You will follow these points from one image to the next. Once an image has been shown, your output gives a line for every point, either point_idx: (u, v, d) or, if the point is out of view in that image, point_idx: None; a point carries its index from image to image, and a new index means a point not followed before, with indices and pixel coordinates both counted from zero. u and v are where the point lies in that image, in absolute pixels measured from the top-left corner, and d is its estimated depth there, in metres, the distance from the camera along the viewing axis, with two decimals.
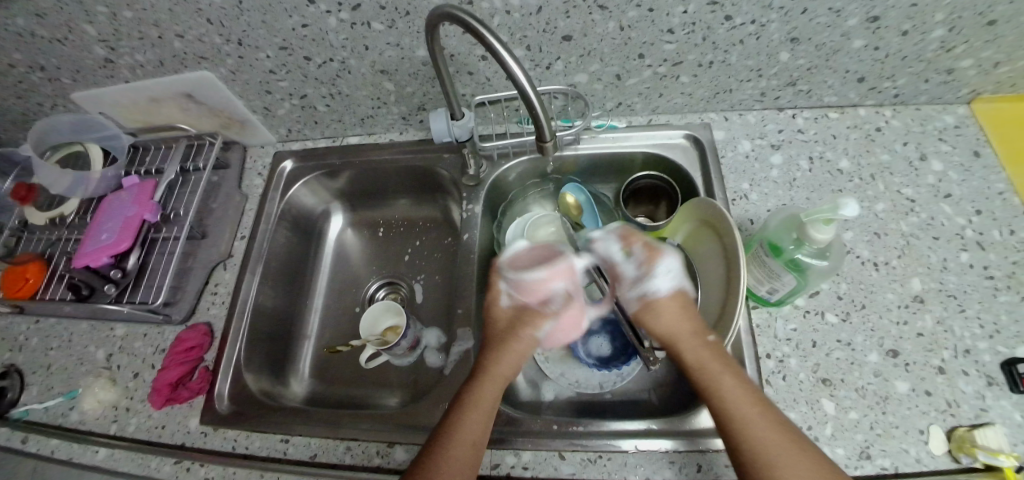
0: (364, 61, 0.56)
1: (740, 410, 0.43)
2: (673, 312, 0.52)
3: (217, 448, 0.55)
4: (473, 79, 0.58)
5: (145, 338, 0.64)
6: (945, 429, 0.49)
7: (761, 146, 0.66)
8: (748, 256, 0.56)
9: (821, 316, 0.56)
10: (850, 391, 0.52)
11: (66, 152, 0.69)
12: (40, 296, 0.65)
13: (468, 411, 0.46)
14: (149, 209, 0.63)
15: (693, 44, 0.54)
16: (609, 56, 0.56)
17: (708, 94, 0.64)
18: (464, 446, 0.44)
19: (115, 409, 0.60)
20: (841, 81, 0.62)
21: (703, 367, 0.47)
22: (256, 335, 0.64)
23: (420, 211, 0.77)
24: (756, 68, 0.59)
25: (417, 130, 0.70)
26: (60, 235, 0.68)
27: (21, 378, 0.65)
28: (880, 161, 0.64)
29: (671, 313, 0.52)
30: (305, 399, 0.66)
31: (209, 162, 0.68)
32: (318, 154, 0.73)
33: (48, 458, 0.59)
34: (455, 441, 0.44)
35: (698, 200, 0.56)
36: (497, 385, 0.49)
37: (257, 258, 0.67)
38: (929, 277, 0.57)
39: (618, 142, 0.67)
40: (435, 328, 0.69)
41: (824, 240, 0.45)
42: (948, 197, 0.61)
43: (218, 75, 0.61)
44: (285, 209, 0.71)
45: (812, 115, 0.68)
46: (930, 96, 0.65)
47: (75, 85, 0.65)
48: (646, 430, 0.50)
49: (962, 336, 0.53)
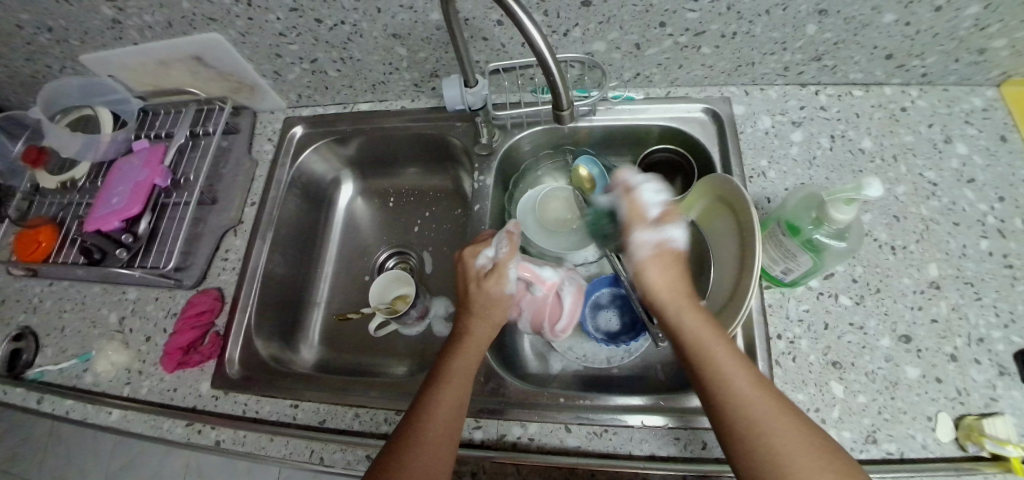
0: (376, 24, 0.54)
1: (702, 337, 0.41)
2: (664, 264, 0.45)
3: (227, 411, 0.56)
4: (487, 45, 0.57)
5: (157, 302, 0.65)
6: (953, 416, 0.48)
7: (782, 123, 0.64)
8: (764, 234, 0.54)
9: (834, 299, 0.55)
10: (860, 375, 0.51)
11: (75, 117, 0.68)
12: (52, 259, 0.65)
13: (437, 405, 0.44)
14: (160, 173, 0.62)
15: (717, 14, 0.52)
16: (629, 24, 0.54)
17: (730, 67, 0.62)
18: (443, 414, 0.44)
19: (127, 371, 0.61)
20: (868, 57, 0.60)
21: (698, 342, 0.41)
22: (267, 300, 0.64)
23: (430, 181, 0.76)
24: (781, 40, 0.57)
25: (429, 97, 0.69)
26: (72, 199, 0.68)
27: (36, 340, 0.67)
28: (903, 142, 0.62)
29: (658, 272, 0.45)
30: (314, 366, 0.66)
31: (219, 126, 0.68)
32: (329, 121, 0.72)
33: (63, 417, 0.60)
34: (440, 410, 0.44)
35: (715, 177, 0.56)
36: (462, 381, 0.46)
37: (267, 224, 0.67)
38: (947, 263, 0.55)
39: (634, 114, 0.65)
40: (444, 298, 0.69)
41: (845, 221, 0.43)
42: (972, 182, 0.59)
43: (227, 37, 0.60)
44: (295, 176, 0.71)
45: (835, 93, 0.66)
46: (960, 76, 0.62)
47: (84, 47, 0.64)
48: (650, 404, 0.50)
49: (977, 324, 0.52)
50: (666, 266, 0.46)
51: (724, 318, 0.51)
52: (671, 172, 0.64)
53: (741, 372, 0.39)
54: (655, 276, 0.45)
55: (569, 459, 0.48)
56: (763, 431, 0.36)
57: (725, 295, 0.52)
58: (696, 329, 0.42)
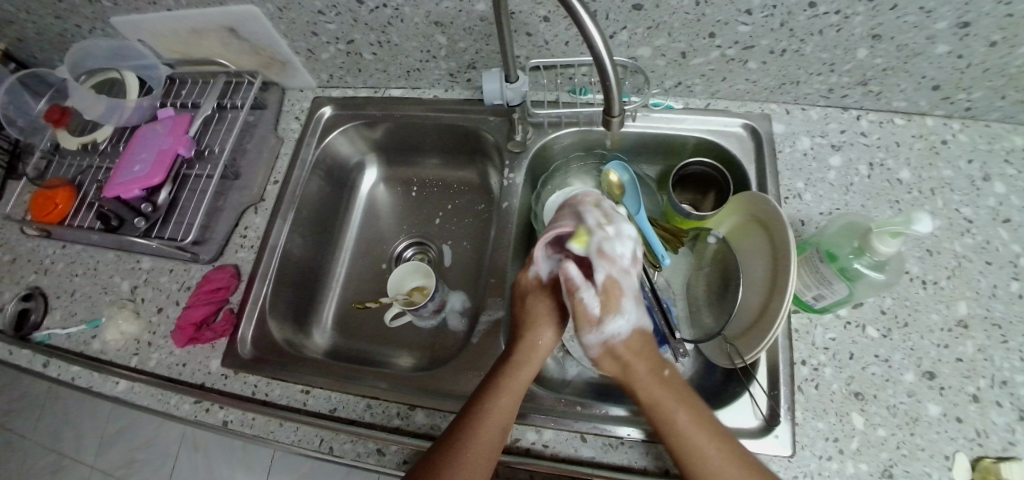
0: (419, 10, 0.53)
1: (656, 393, 0.41)
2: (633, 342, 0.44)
3: (237, 391, 0.55)
4: (530, 41, 0.56)
5: (171, 274, 0.64)
6: (971, 457, 0.48)
7: (821, 145, 0.62)
8: (799, 258, 0.53)
9: (862, 329, 0.54)
10: (882, 408, 0.51)
11: (100, 78, 0.68)
12: (68, 222, 0.65)
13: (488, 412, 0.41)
14: (183, 144, 0.61)
15: (770, 29, 0.51)
16: (678, 31, 0.53)
17: (774, 84, 0.61)
18: (498, 439, 0.41)
19: (136, 342, 0.60)
20: (915, 86, 0.58)
21: (657, 401, 0.41)
22: (283, 281, 0.64)
23: (454, 173, 0.75)
24: (830, 61, 0.56)
25: (463, 88, 0.67)
26: (92, 162, 0.67)
27: (46, 302, 0.66)
28: (941, 176, 0.61)
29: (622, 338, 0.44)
30: (325, 351, 0.65)
31: (247, 100, 0.66)
32: (358, 103, 0.70)
33: (69, 382, 0.59)
34: (490, 418, 0.41)
35: (752, 195, 0.55)
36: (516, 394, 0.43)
37: (289, 203, 0.66)
38: (977, 303, 0.54)
39: (671, 123, 0.64)
40: (460, 293, 0.68)
41: (888, 253, 0.43)
42: (1007, 222, 0.58)
43: (264, 11, 0.58)
44: (320, 156, 0.70)
45: (877, 119, 0.64)
46: (1004, 113, 0.61)
47: (116, 9, 0.63)
48: (643, 419, 0.50)
49: (1001, 367, 0.51)
50: (624, 346, 0.44)
51: (749, 338, 0.50)
52: (704, 185, 0.62)
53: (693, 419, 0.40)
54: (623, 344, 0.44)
55: (584, 470, 0.47)
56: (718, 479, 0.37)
57: (751, 316, 0.51)
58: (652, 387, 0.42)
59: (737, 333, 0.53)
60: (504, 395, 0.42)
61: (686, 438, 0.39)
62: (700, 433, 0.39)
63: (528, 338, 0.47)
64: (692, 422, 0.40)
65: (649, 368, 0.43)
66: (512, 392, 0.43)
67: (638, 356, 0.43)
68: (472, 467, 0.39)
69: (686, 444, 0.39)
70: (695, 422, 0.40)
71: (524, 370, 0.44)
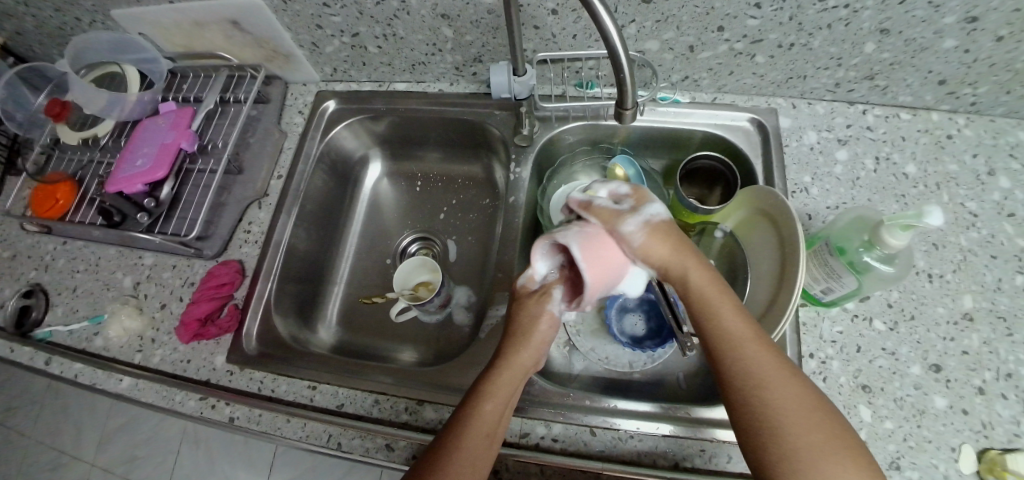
0: (426, 3, 0.52)
1: (703, 291, 0.40)
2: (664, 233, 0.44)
3: (242, 387, 0.55)
4: (538, 34, 0.55)
5: (174, 270, 0.63)
6: (976, 449, 0.48)
7: (828, 139, 0.62)
8: (808, 252, 0.53)
9: (869, 323, 0.54)
10: (889, 400, 0.51)
11: (101, 72, 0.67)
12: (69, 218, 0.64)
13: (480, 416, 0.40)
14: (186, 137, 0.61)
15: (779, 22, 0.51)
16: (687, 25, 0.53)
17: (781, 78, 0.61)
18: (484, 447, 0.39)
19: (140, 338, 0.60)
20: (922, 81, 0.58)
21: (703, 297, 0.40)
22: (288, 276, 0.63)
23: (458, 168, 0.75)
24: (838, 55, 0.56)
25: (468, 82, 0.67)
26: (93, 157, 0.67)
27: (47, 299, 0.65)
28: (946, 170, 0.61)
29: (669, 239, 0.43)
30: (330, 346, 0.65)
31: (250, 94, 0.66)
32: (361, 98, 0.70)
33: (72, 379, 0.59)
34: (479, 424, 0.40)
35: (760, 190, 0.54)
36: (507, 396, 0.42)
37: (293, 198, 0.65)
38: (982, 296, 0.54)
39: (678, 117, 0.63)
40: (466, 287, 0.68)
41: (898, 246, 0.43)
42: (1011, 216, 0.58)
43: (267, 4, 0.58)
44: (323, 151, 0.69)
45: (882, 113, 0.64)
46: (1009, 108, 0.61)
47: (117, 2, 0.62)
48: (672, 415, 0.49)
49: (1006, 360, 0.51)
50: (663, 239, 0.43)
51: None
52: (710, 179, 0.62)
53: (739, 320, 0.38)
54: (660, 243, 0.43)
55: (594, 463, 0.47)
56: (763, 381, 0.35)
57: (758, 312, 0.51)
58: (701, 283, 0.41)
59: None
60: (491, 401, 0.41)
61: (733, 334, 0.37)
62: (755, 340, 0.37)
63: (517, 340, 0.45)
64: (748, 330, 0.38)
65: (698, 266, 0.42)
66: (502, 395, 0.42)
67: (683, 253, 0.42)
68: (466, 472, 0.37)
69: (733, 339, 0.37)
70: (745, 329, 0.38)
71: (512, 375, 0.43)
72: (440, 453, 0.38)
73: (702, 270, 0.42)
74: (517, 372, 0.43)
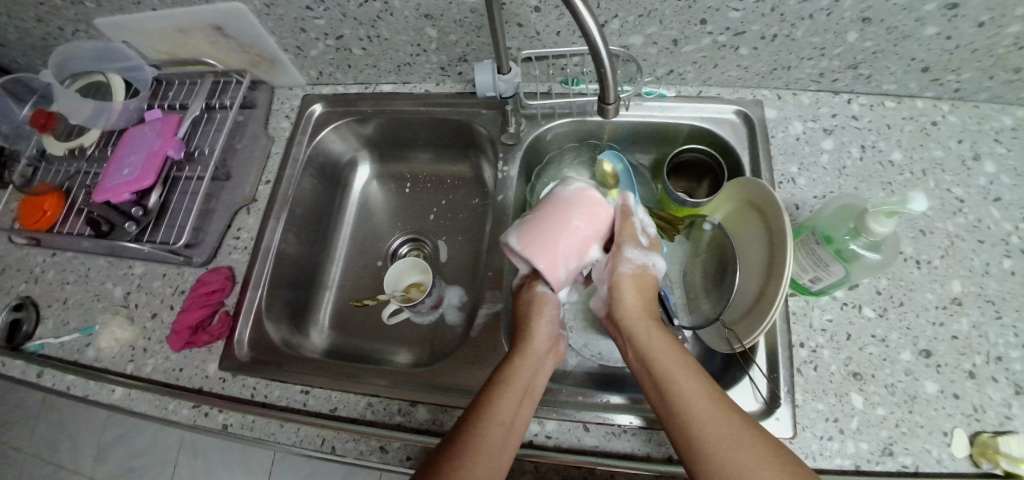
0: (409, 3, 0.52)
1: (651, 350, 0.43)
2: (642, 287, 0.48)
3: (235, 394, 0.55)
4: (521, 32, 0.55)
5: (164, 278, 0.63)
6: (969, 432, 0.48)
7: (813, 129, 0.63)
8: (795, 241, 0.53)
9: (858, 310, 0.55)
10: (880, 387, 0.51)
11: (87, 82, 0.67)
12: (58, 229, 0.64)
13: (505, 397, 0.42)
14: (173, 145, 0.60)
15: (761, 14, 0.51)
16: (670, 19, 0.53)
17: (765, 69, 0.61)
18: (505, 434, 0.39)
19: (132, 348, 0.60)
20: (905, 68, 0.59)
21: (653, 357, 0.43)
22: (279, 282, 0.63)
23: (447, 169, 0.75)
24: (821, 45, 0.56)
25: (455, 82, 0.67)
26: (80, 167, 0.66)
27: (38, 311, 0.65)
28: (932, 156, 0.61)
29: (626, 294, 0.47)
30: (324, 351, 0.65)
31: (236, 100, 0.66)
32: (349, 100, 0.70)
33: (64, 391, 0.58)
34: (503, 408, 0.41)
35: (746, 181, 0.55)
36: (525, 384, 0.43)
37: (282, 203, 0.65)
38: (970, 281, 0.55)
39: (664, 111, 0.64)
40: (458, 287, 0.68)
41: (884, 233, 0.43)
42: (997, 200, 0.58)
43: (250, 8, 0.57)
44: (312, 155, 0.69)
45: (867, 102, 0.65)
46: (992, 94, 0.61)
47: (99, 10, 0.62)
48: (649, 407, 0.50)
49: (996, 343, 0.52)
50: (631, 293, 0.47)
51: (747, 323, 0.51)
52: (698, 173, 0.62)
53: (687, 374, 0.40)
54: (628, 297, 0.47)
55: (587, 459, 0.47)
56: (708, 442, 0.36)
57: (748, 302, 0.52)
58: (651, 343, 0.44)
59: (734, 318, 0.53)
60: (507, 391, 0.42)
61: (680, 393, 0.39)
62: (701, 397, 0.38)
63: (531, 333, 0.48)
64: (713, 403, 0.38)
65: (650, 327, 0.45)
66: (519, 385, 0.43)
67: (646, 302, 0.47)
68: (487, 457, 0.38)
69: (680, 399, 0.39)
70: (695, 384, 0.40)
71: (527, 365, 0.45)
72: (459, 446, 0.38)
73: (653, 332, 0.45)
74: (533, 363, 0.46)
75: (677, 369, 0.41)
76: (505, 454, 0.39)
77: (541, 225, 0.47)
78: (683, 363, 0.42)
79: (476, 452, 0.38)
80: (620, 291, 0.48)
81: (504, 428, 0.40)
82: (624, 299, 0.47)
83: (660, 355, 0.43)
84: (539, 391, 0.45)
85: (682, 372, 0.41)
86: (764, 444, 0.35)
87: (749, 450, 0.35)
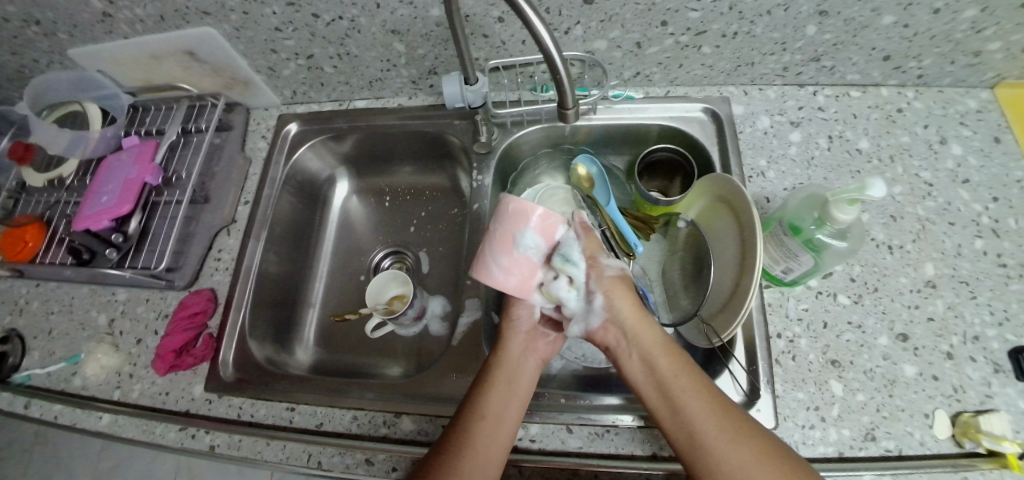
0: (375, 19, 0.53)
1: (652, 354, 0.44)
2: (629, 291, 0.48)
3: (222, 414, 0.55)
4: (487, 43, 0.56)
5: (148, 303, 0.63)
6: (950, 414, 0.49)
7: (781, 123, 0.64)
8: (765, 234, 0.54)
9: (833, 298, 0.56)
10: (859, 373, 0.52)
11: (61, 112, 0.67)
12: (40, 259, 0.64)
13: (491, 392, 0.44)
14: (150, 171, 0.61)
15: (719, 13, 0.52)
16: (630, 22, 0.54)
17: (729, 66, 0.62)
18: (497, 431, 0.42)
19: (118, 374, 0.60)
20: (866, 58, 0.60)
21: (656, 361, 0.44)
22: (261, 301, 0.63)
23: (426, 180, 0.75)
24: (781, 40, 0.57)
25: (427, 95, 0.68)
26: (60, 197, 0.67)
27: (22, 343, 0.65)
28: (899, 143, 0.62)
29: (620, 297, 0.47)
30: (310, 367, 0.65)
31: (211, 123, 0.66)
32: (325, 118, 0.71)
33: (51, 421, 0.58)
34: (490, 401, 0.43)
35: (716, 177, 0.56)
36: (511, 377, 0.46)
37: (262, 224, 0.66)
38: (943, 263, 0.56)
39: (633, 113, 0.65)
40: (441, 297, 0.68)
41: (847, 220, 0.44)
42: (966, 182, 0.59)
43: (221, 32, 0.58)
44: (290, 173, 0.70)
45: (833, 93, 0.66)
46: (954, 78, 0.63)
47: (72, 41, 0.63)
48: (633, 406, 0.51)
49: (972, 323, 0.53)
50: (624, 296, 0.47)
51: (725, 317, 0.51)
52: (670, 171, 0.64)
53: (689, 378, 0.42)
54: (622, 300, 0.47)
55: (571, 460, 0.48)
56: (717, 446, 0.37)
57: (724, 296, 0.52)
58: (651, 348, 0.45)
59: (712, 313, 0.54)
60: (491, 388, 0.44)
61: (685, 398, 0.40)
62: (705, 402, 0.40)
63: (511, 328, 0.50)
64: (711, 403, 0.40)
65: (646, 331, 0.46)
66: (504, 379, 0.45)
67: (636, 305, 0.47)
68: (480, 455, 0.40)
69: (686, 404, 0.40)
70: (697, 388, 0.41)
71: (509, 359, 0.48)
72: (453, 446, 0.40)
73: (652, 336, 0.45)
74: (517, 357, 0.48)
75: (679, 374, 0.42)
76: (498, 449, 0.41)
77: (483, 258, 0.43)
78: (683, 367, 0.43)
79: (470, 452, 0.40)
80: (610, 294, 0.47)
81: (494, 424, 0.42)
82: (618, 304, 0.47)
83: (661, 359, 0.44)
84: (527, 382, 0.46)
85: (685, 378, 0.42)
86: (766, 444, 0.37)
87: (754, 453, 0.36)
